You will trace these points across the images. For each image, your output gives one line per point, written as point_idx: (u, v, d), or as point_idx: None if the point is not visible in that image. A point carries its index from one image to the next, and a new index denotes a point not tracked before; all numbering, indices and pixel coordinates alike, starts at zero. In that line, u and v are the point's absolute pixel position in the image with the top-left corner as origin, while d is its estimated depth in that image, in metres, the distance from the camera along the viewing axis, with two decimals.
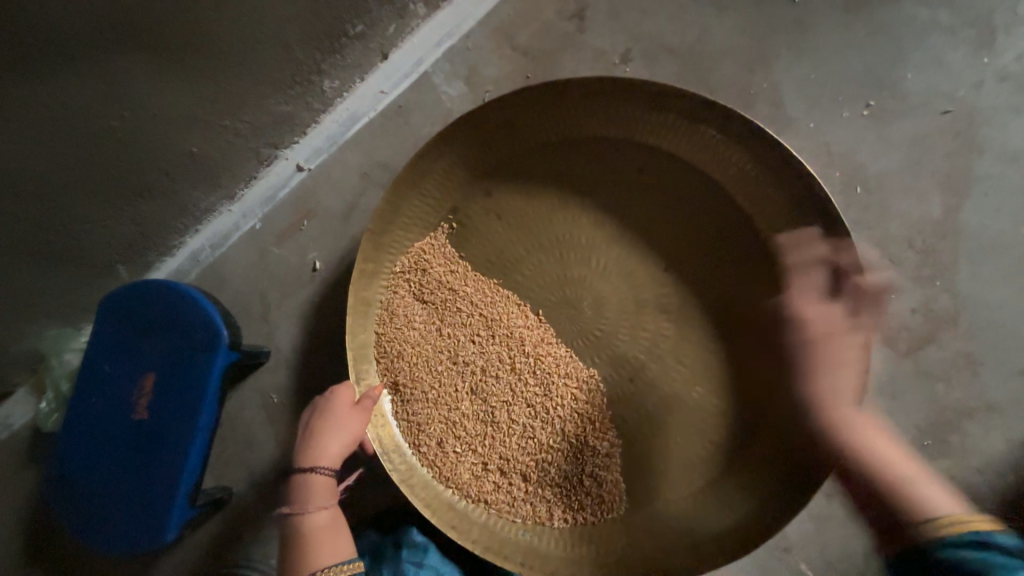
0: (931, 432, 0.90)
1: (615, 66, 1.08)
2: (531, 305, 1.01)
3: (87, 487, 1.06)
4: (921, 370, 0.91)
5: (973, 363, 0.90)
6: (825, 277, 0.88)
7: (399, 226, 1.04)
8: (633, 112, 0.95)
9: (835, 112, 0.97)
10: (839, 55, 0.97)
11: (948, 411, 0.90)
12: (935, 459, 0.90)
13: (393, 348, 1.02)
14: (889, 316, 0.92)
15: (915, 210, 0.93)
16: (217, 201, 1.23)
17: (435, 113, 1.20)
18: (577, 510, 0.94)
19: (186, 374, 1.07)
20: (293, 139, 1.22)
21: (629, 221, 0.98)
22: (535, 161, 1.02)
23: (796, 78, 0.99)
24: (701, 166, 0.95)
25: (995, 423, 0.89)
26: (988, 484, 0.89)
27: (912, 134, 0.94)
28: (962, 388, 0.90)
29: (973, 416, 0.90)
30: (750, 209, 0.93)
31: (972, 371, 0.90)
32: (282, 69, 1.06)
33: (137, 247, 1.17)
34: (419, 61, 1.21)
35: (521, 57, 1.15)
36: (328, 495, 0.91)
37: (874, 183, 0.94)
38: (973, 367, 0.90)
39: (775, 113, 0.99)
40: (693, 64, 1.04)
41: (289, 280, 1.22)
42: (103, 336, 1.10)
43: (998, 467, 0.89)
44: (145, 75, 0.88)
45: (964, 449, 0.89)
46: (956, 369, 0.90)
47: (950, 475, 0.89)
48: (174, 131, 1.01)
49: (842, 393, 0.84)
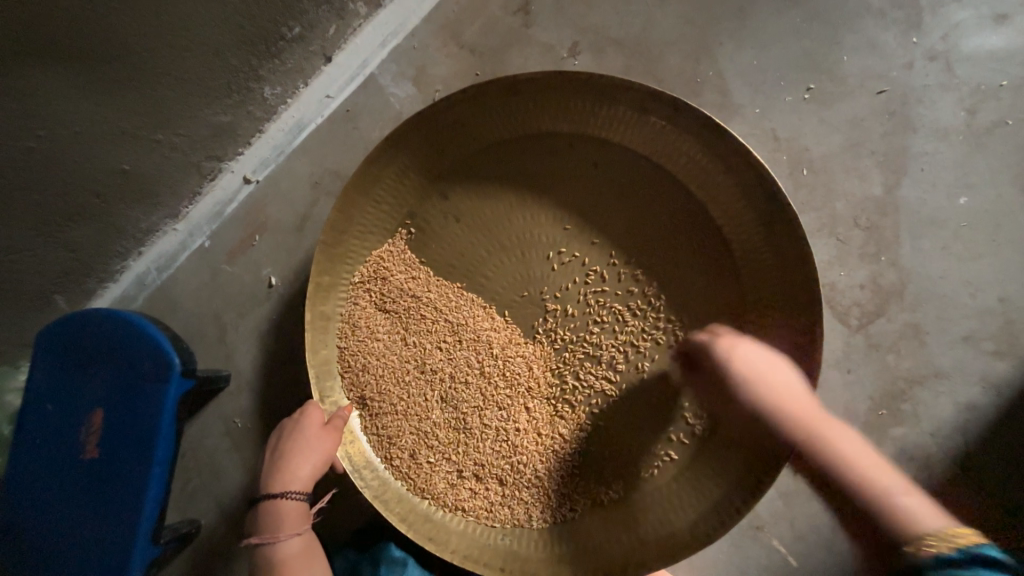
0: (885, 401, 0.94)
1: (563, 60, 1.07)
2: (495, 306, 0.99)
3: (36, 536, 0.99)
4: (871, 343, 0.95)
5: (920, 333, 0.94)
6: (778, 261, 0.90)
7: (354, 235, 1.01)
8: (583, 107, 0.95)
9: (779, 97, 0.99)
10: (780, 40, 0.99)
11: (900, 380, 0.94)
12: (890, 427, 0.94)
13: (358, 362, 0.99)
14: (840, 294, 0.95)
15: (858, 189, 0.96)
16: (161, 220, 1.16)
17: (385, 116, 1.16)
18: (555, 509, 0.93)
19: (138, 406, 1.01)
20: (237, 150, 1.17)
21: (588, 216, 0.98)
22: (489, 161, 1.00)
23: (740, 65, 1.00)
24: (654, 156, 0.95)
25: (942, 388, 0.93)
26: (940, 448, 0.93)
27: (851, 115, 0.97)
28: (911, 358, 0.94)
29: (923, 384, 0.94)
30: (704, 197, 0.94)
31: (919, 341, 0.94)
32: (216, 76, 1.00)
33: (74, 275, 1.10)
34: (365, 62, 1.17)
35: (468, 55, 1.13)
36: (301, 520, 0.89)
37: (819, 165, 0.97)
38: (920, 337, 0.94)
39: (722, 101, 1.00)
40: (640, 56, 1.04)
41: (245, 298, 1.17)
42: (44, 373, 1.03)
43: (948, 430, 0.93)
44: (60, 90, 0.81)
45: (917, 416, 0.94)
46: (905, 340, 0.94)
47: (905, 442, 0.94)
48: (101, 148, 0.94)
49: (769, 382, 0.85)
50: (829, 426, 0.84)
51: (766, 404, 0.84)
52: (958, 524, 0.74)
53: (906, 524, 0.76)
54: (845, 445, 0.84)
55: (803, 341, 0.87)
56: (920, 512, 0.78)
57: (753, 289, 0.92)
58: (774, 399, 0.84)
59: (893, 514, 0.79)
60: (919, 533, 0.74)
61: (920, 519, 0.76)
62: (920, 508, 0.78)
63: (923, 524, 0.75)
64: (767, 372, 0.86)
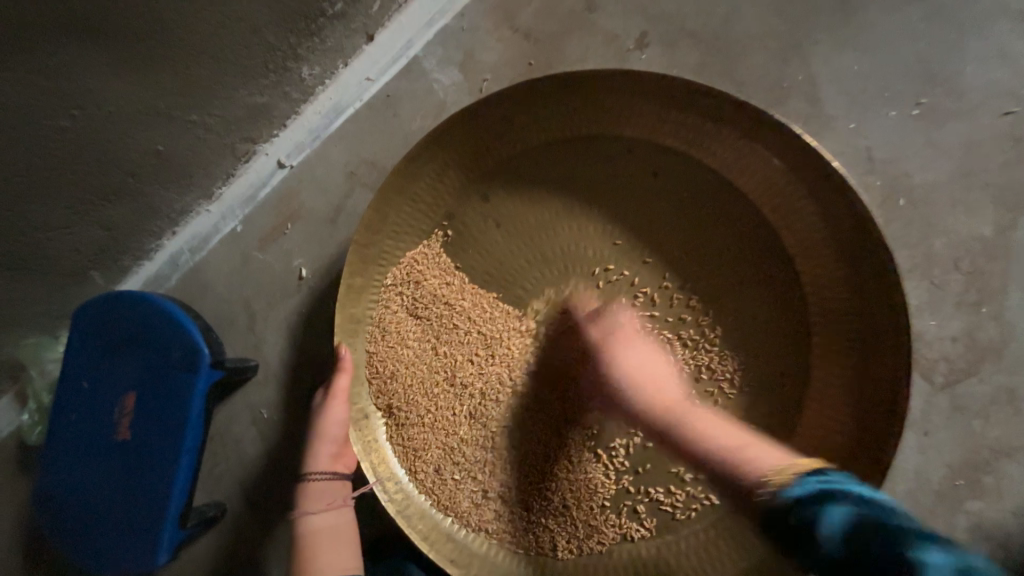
0: (964, 471, 0.81)
1: (628, 52, 0.96)
2: (534, 323, 0.93)
3: (73, 508, 1.03)
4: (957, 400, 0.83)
5: (1016, 400, 0.81)
6: (857, 305, 0.80)
7: (390, 235, 0.96)
8: (649, 110, 0.86)
9: (879, 110, 0.86)
10: (886, 44, 0.86)
11: (986, 449, 0.81)
12: (967, 501, 0.81)
13: (387, 368, 0.95)
14: (927, 345, 0.83)
15: (963, 227, 0.83)
16: (194, 201, 1.13)
17: (428, 104, 1.08)
18: (582, 542, 0.88)
19: (167, 392, 1.01)
20: (272, 132, 1.12)
21: (643, 232, 0.89)
22: (538, 163, 0.92)
23: (837, 70, 0.87)
24: (724, 171, 0.85)
25: None
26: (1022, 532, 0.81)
27: (964, 138, 0.84)
28: (1003, 426, 0.81)
29: (1011, 456, 0.81)
30: (777, 223, 0.84)
31: (1015, 408, 0.81)
32: (253, 55, 0.94)
33: (110, 252, 1.08)
34: (409, 43, 1.08)
35: (522, 40, 1.02)
36: (332, 498, 0.91)
37: (920, 196, 0.84)
38: (1015, 404, 0.81)
39: (810, 110, 0.87)
40: (717, 53, 0.91)
41: (275, 288, 1.14)
42: (83, 351, 1.04)
43: None
44: (93, 68, 0.76)
45: (1001, 491, 0.81)
46: (998, 406, 0.82)
47: (981, 519, 0.81)
48: (135, 128, 0.90)
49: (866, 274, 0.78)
50: (690, 410, 0.78)
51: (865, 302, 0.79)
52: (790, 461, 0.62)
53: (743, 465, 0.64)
54: (691, 419, 0.75)
55: (877, 398, 0.78)
56: (754, 458, 0.65)
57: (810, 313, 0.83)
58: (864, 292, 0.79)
59: (731, 465, 0.66)
60: (756, 477, 0.62)
61: (754, 465, 0.64)
62: (766, 455, 0.65)
63: (752, 468, 0.63)
64: (649, 355, 0.85)
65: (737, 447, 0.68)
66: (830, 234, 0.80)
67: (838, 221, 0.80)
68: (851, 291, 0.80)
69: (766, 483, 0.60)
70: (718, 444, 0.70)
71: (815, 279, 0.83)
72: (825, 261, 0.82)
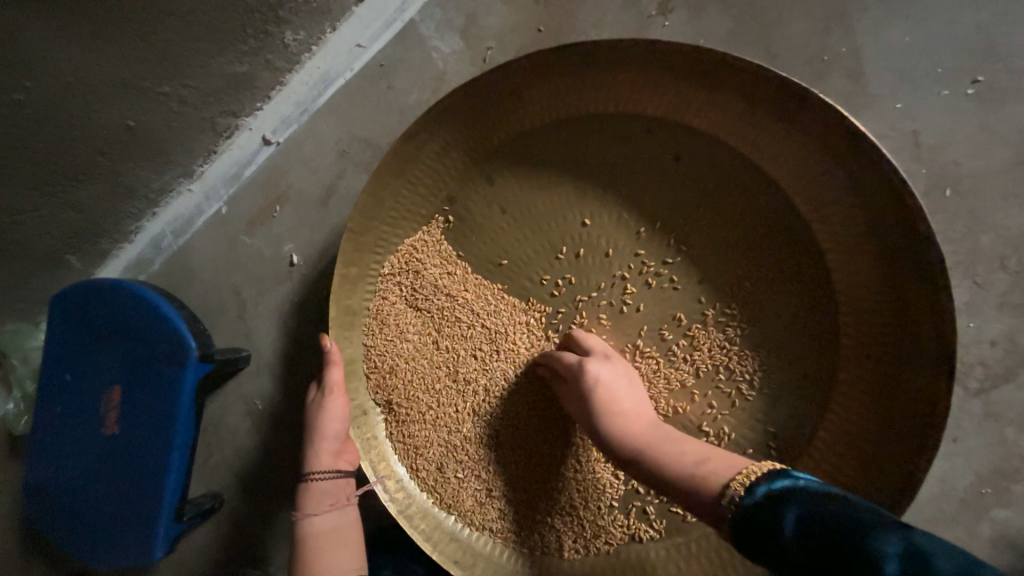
0: (992, 479, 0.79)
1: (650, 19, 0.86)
2: (542, 318, 0.87)
3: (60, 505, 0.98)
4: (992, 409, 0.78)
5: None
6: (894, 305, 0.74)
7: (385, 221, 0.88)
8: (673, 86, 0.77)
9: (928, 90, 0.78)
10: (940, 13, 0.77)
11: (1016, 457, 0.78)
12: (992, 509, 0.79)
13: (385, 362, 0.90)
14: (962, 348, 0.78)
15: (1013, 221, 0.77)
16: (174, 180, 1.05)
17: (426, 76, 0.98)
18: (590, 541, 0.86)
19: (155, 387, 0.96)
20: (256, 105, 1.02)
21: (661, 220, 0.82)
22: (548, 143, 0.84)
23: (883, 42, 0.79)
24: (754, 156, 0.78)
25: None
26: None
27: (1020, 124, 0.76)
28: None
29: None
30: (808, 214, 0.77)
31: None
32: (228, 17, 0.83)
33: (87, 236, 1.00)
34: (404, 5, 0.98)
35: (531, 3, 0.92)
36: (335, 497, 0.86)
37: (967, 187, 0.77)
38: None
39: (850, 88, 0.79)
40: (750, 20, 0.82)
41: (266, 275, 1.08)
42: (63, 342, 0.98)
43: None
44: (42, 32, 0.66)
45: None
46: None
47: (1006, 527, 0.79)
48: (99, 101, 0.80)
49: (908, 273, 0.72)
50: (657, 429, 0.71)
51: (901, 302, 0.74)
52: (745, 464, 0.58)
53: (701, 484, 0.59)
54: (654, 443, 0.68)
55: (908, 405, 0.74)
56: (716, 468, 0.60)
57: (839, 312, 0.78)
58: (907, 292, 0.73)
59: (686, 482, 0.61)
60: (719, 488, 0.57)
61: (713, 477, 0.59)
62: (721, 466, 0.60)
63: (715, 480, 0.58)
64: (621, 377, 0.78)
65: (692, 463, 0.62)
66: (868, 229, 0.74)
67: (880, 214, 0.73)
68: (887, 291, 0.75)
69: (728, 495, 0.55)
70: (683, 461, 0.63)
71: (846, 276, 0.77)
72: (860, 258, 0.76)
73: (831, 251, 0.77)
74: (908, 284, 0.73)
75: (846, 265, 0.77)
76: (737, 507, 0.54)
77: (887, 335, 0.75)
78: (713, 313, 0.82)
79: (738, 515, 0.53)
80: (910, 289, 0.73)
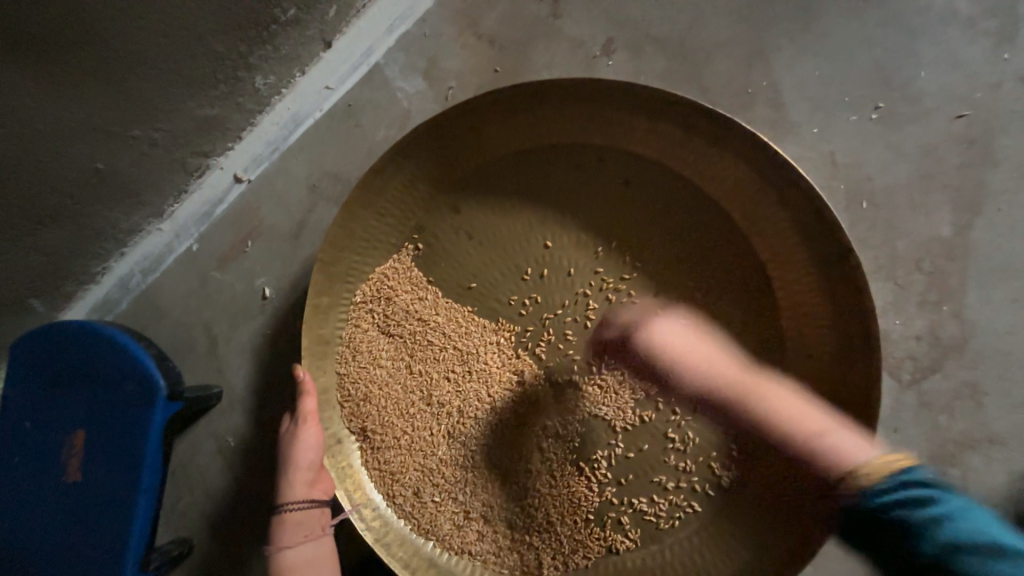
0: (933, 465, 0.84)
1: (595, 59, 0.95)
2: (511, 337, 0.91)
3: (14, 563, 0.93)
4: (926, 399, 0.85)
5: (978, 394, 0.84)
6: (829, 307, 0.81)
7: (355, 251, 0.91)
8: (618, 117, 0.85)
9: (840, 116, 0.88)
10: (844, 50, 0.88)
11: (951, 443, 0.84)
12: None
13: (359, 389, 0.91)
14: (893, 344, 0.86)
15: (924, 227, 0.86)
16: (143, 220, 1.06)
17: (392, 114, 1.04)
18: (568, 556, 0.87)
19: (122, 429, 0.94)
20: (226, 145, 1.06)
21: (617, 240, 0.88)
22: (509, 172, 0.90)
23: (798, 76, 0.89)
24: (695, 177, 0.85)
25: (997, 455, 0.84)
26: None
27: (921, 142, 0.87)
28: (966, 420, 0.84)
29: (975, 448, 0.84)
30: (747, 227, 0.85)
31: (977, 402, 0.84)
32: (198, 65, 0.88)
33: (51, 279, 1.00)
34: (369, 50, 1.05)
35: (487, 47, 1.00)
36: (310, 528, 0.85)
37: (882, 198, 0.87)
38: (977, 398, 0.84)
39: (774, 116, 0.89)
40: (683, 59, 0.92)
41: (237, 309, 1.08)
42: (25, 388, 0.96)
43: (1000, 502, 0.84)
44: (11, 82, 0.69)
45: (966, 483, 0.84)
46: (961, 400, 0.85)
47: None
48: (69, 146, 0.82)
49: (839, 276, 0.80)
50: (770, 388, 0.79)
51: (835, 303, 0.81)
52: (875, 452, 0.66)
53: (845, 458, 0.67)
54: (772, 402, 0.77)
55: (851, 399, 0.80)
56: (839, 445, 0.69)
57: (782, 315, 0.84)
58: (839, 294, 0.80)
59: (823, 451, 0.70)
60: (847, 468, 0.66)
61: (837, 455, 0.68)
62: (851, 445, 0.69)
63: (846, 459, 0.67)
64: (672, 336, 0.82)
65: (817, 433, 0.72)
66: (801, 239, 0.82)
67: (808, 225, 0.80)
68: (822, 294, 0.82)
69: (856, 480, 0.64)
70: (812, 430, 0.73)
71: (785, 282, 0.84)
72: (796, 265, 0.83)
73: (771, 260, 0.84)
74: (838, 287, 0.80)
75: (785, 273, 0.84)
76: (862, 495, 0.63)
77: (825, 335, 0.82)
78: (671, 323, 0.87)
79: (863, 504, 0.62)
80: (841, 291, 0.80)
